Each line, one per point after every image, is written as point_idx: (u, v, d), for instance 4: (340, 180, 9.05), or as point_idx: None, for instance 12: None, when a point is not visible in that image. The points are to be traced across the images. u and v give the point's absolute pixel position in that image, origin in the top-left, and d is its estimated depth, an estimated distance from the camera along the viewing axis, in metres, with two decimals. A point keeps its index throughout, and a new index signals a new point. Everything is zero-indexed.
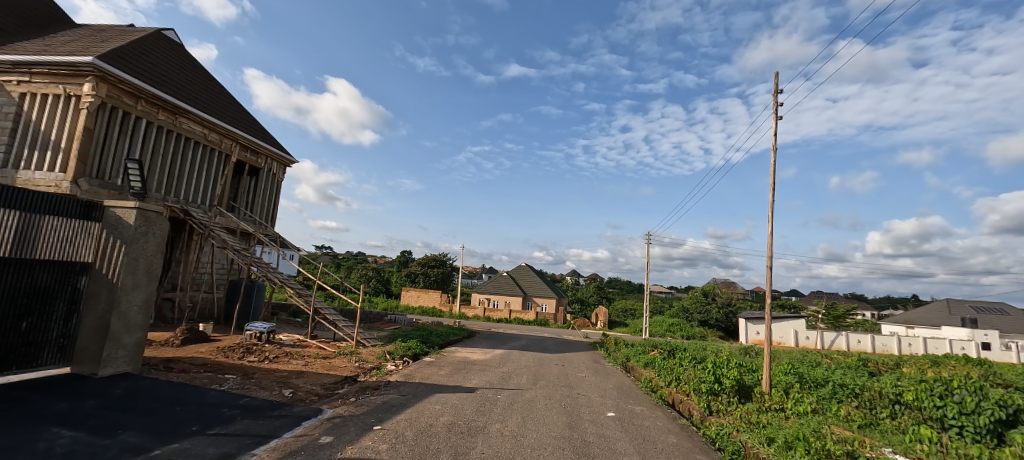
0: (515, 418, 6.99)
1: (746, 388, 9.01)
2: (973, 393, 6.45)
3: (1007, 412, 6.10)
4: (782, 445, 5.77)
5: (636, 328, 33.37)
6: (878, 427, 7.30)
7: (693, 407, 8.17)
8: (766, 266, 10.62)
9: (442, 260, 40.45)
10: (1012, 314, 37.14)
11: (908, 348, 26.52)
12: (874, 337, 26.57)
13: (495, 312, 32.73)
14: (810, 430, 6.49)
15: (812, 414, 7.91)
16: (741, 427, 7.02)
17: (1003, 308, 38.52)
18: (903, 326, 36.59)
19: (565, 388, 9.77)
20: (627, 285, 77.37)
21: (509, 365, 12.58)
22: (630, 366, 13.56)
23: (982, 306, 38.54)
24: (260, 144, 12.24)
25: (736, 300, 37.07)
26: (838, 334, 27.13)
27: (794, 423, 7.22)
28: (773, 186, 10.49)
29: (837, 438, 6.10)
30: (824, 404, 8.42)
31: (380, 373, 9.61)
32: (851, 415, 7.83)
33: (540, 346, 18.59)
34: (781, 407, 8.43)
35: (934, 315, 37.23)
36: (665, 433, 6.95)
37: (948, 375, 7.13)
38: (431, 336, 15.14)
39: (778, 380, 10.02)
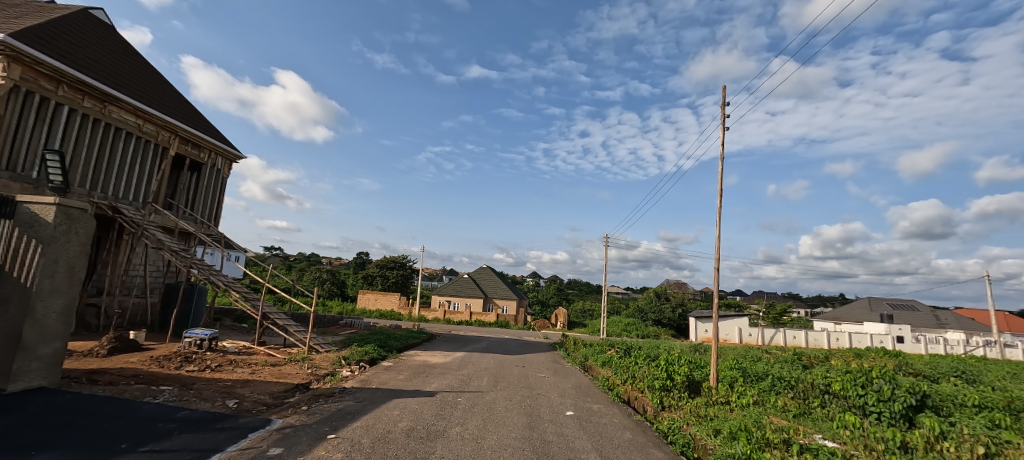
0: (475, 420, 6.83)
1: (695, 383, 9.27)
2: (891, 384, 6.85)
3: (914, 398, 6.59)
4: (727, 435, 6.00)
5: (594, 327, 33.90)
6: (810, 415, 7.70)
7: (647, 403, 8.34)
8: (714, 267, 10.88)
9: (401, 261, 39.63)
10: (921, 309, 40.76)
11: (835, 342, 28.43)
12: (807, 333, 28.28)
13: (456, 314, 32.27)
14: (750, 421, 6.79)
15: (754, 406, 8.25)
16: (691, 420, 7.19)
17: (914, 305, 42.18)
18: (833, 322, 39.24)
19: (524, 389, 9.69)
20: (586, 286, 78.64)
21: (470, 367, 12.39)
22: (588, 366, 13.69)
23: (898, 304, 42.05)
24: (202, 137, 11.43)
25: (688, 301, 38.40)
26: (777, 330, 28.80)
27: (738, 415, 7.47)
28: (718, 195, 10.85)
29: (776, 427, 6.39)
30: (764, 396, 8.78)
31: (335, 380, 9.22)
32: (787, 405, 8.21)
33: (500, 348, 18.50)
34: (726, 400, 8.70)
35: (859, 311, 40.13)
36: (621, 429, 7.01)
37: (870, 367, 7.53)
38: (390, 340, 14.74)
39: (723, 374, 10.39)
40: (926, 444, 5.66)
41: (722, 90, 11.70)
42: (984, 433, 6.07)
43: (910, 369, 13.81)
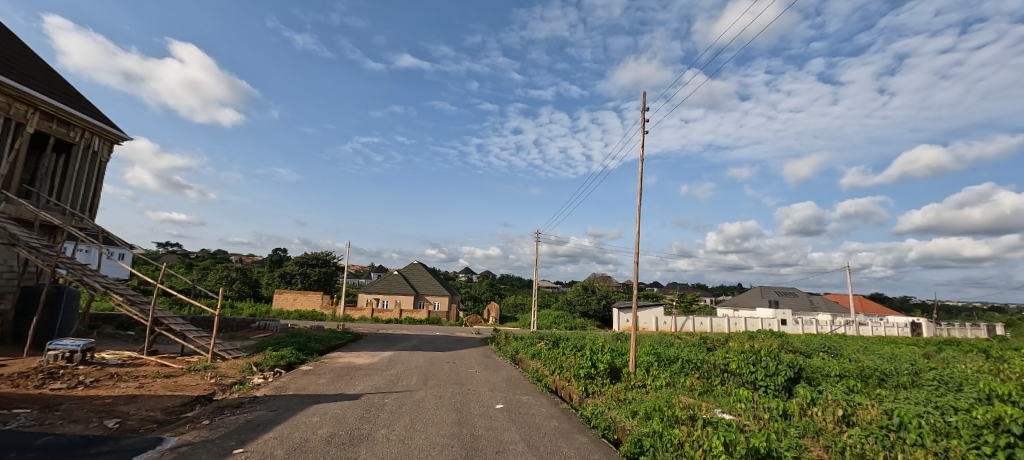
0: (402, 421, 6.43)
1: (617, 369, 9.55)
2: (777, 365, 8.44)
3: (792, 373, 8.19)
4: (642, 416, 6.29)
5: (525, 321, 34.35)
6: (711, 393, 8.38)
7: (572, 391, 8.41)
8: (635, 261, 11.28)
9: (325, 258, 37.37)
10: (798, 294, 46.15)
11: (733, 326, 31.27)
12: (711, 319, 30.78)
13: (385, 312, 31.03)
14: (663, 401, 7.15)
15: (666, 388, 8.68)
16: (612, 404, 7.33)
17: (794, 291, 47.61)
18: (731, 309, 43.11)
19: (456, 385, 9.38)
20: (518, 280, 79.69)
21: (399, 367, 11.85)
22: (518, 359, 13.69)
23: (782, 290, 47.12)
24: (71, 113, 9.78)
25: (612, 292, 40.19)
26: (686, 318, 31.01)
27: (653, 396, 7.80)
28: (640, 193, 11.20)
29: (683, 405, 6.80)
30: (675, 377, 9.34)
31: (244, 388, 8.29)
32: (693, 384, 8.80)
33: (431, 345, 18.01)
34: (643, 383, 9.04)
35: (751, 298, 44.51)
36: (548, 418, 6.98)
37: (761, 351, 9.16)
38: (310, 342, 13.71)
39: (639, 359, 10.88)
40: (801, 412, 7.18)
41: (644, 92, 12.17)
42: (839, 397, 7.67)
43: (790, 347, 15.88)
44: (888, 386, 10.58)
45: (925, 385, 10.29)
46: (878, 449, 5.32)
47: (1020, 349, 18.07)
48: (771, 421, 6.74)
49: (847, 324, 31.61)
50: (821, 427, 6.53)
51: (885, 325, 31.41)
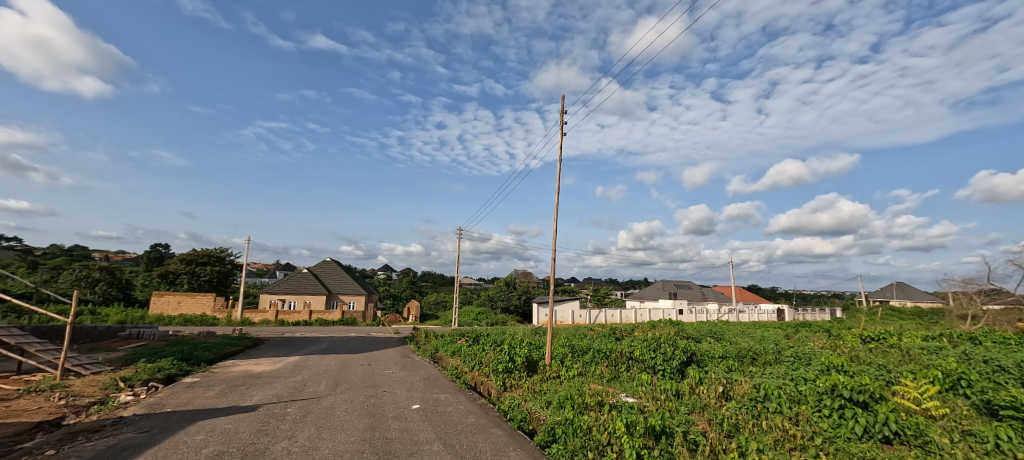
0: (307, 430, 5.71)
1: (533, 362, 9.47)
2: (672, 351, 9.25)
3: (684, 357, 9.04)
4: (556, 405, 6.20)
5: (446, 319, 33.70)
6: (618, 378, 8.74)
7: (491, 386, 8.12)
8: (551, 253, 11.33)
9: (218, 256, 33.77)
10: (693, 286, 50.55)
11: (640, 316, 33.36)
12: (620, 311, 32.61)
13: (292, 314, 28.59)
14: (575, 389, 7.18)
15: (578, 376, 8.81)
16: (528, 396, 7.18)
17: (688, 283, 52.05)
18: (637, 301, 46.01)
19: (369, 388, 8.67)
20: (439, 277, 78.35)
21: (305, 372, 10.78)
22: (437, 357, 13.16)
23: (681, 283, 51.21)
24: None
25: (532, 287, 40.87)
26: (600, 311, 32.45)
27: (566, 386, 7.81)
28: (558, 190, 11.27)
29: (592, 393, 6.89)
30: (586, 366, 9.54)
31: (107, 408, 6.91)
32: (602, 372, 9.10)
33: (344, 347, 16.80)
34: (558, 373, 9.07)
35: (654, 290, 47.88)
36: (464, 414, 6.64)
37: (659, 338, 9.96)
38: (197, 351, 12.01)
39: (554, 351, 10.93)
40: (690, 390, 7.88)
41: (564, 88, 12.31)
42: (720, 376, 8.70)
43: (685, 334, 17.41)
44: (756, 362, 12.13)
45: (782, 361, 11.99)
46: (751, 419, 6.62)
47: (850, 328, 21.14)
48: (666, 400, 7.30)
49: (728, 311, 35.05)
50: (706, 403, 7.28)
51: (757, 312, 35.19)
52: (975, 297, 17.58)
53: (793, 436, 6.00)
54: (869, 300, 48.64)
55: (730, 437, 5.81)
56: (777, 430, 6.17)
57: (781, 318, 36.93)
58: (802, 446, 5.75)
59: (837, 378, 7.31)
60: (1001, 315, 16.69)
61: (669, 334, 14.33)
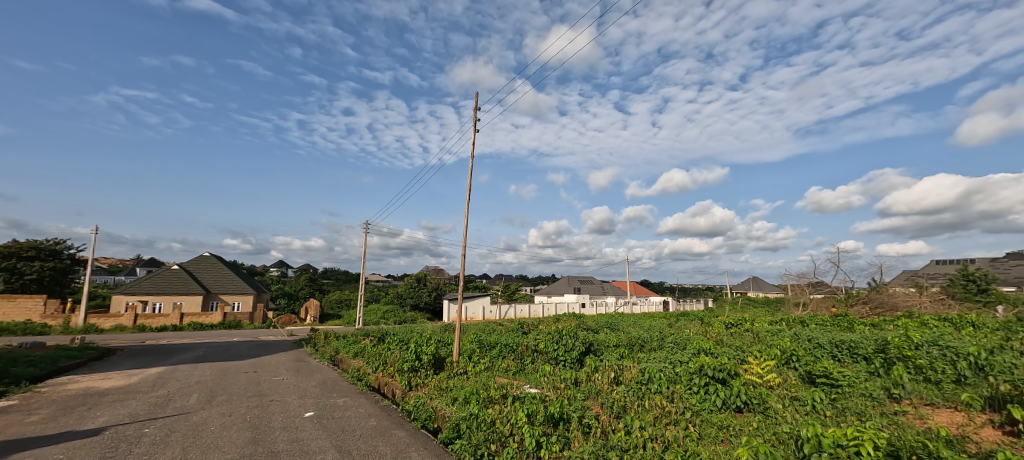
0: (172, 451, 5.42)
1: (441, 360, 9.79)
2: (573, 343, 10.18)
3: (582, 348, 9.97)
4: (462, 401, 6.65)
5: (349, 318, 32.43)
6: (522, 371, 9.49)
7: (396, 387, 8.29)
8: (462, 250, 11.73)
9: (59, 250, 28.81)
10: (596, 281, 54.03)
11: (546, 311, 35.13)
12: (529, 306, 34.02)
13: (155, 318, 25.73)
14: (481, 384, 7.68)
15: (485, 371, 9.38)
16: (435, 394, 7.51)
17: (591, 279, 55.55)
18: (545, 297, 48.05)
19: (253, 399, 8.30)
20: (345, 274, 74.62)
21: (170, 385, 9.88)
22: (337, 360, 12.86)
23: (585, 279, 54.40)
24: None
25: (443, 284, 40.80)
26: (509, 306, 33.55)
27: (473, 381, 8.29)
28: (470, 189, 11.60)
29: (498, 386, 7.42)
30: (493, 360, 10.13)
31: None
32: (508, 365, 9.75)
33: (226, 353, 15.55)
34: (465, 369, 9.53)
35: (560, 285, 50.30)
36: (364, 418, 6.79)
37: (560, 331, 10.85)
38: (16, 368, 10.34)
39: (463, 347, 11.36)
40: (586, 378, 8.74)
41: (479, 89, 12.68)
42: (613, 363, 9.72)
43: (585, 326, 18.85)
44: (643, 349, 13.65)
45: (664, 347, 13.65)
46: (636, 400, 7.57)
47: (717, 315, 24.55)
48: (564, 389, 8.05)
49: (624, 304, 38.24)
50: (599, 389, 8.15)
51: (647, 303, 38.89)
52: (805, 287, 21.52)
53: (668, 412, 7.03)
54: (733, 291, 56.17)
55: (619, 417, 6.72)
56: (655, 407, 7.19)
57: (667, 308, 41.11)
58: (674, 420, 6.77)
59: (704, 359, 8.63)
60: (821, 302, 20.50)
61: (572, 327, 15.50)
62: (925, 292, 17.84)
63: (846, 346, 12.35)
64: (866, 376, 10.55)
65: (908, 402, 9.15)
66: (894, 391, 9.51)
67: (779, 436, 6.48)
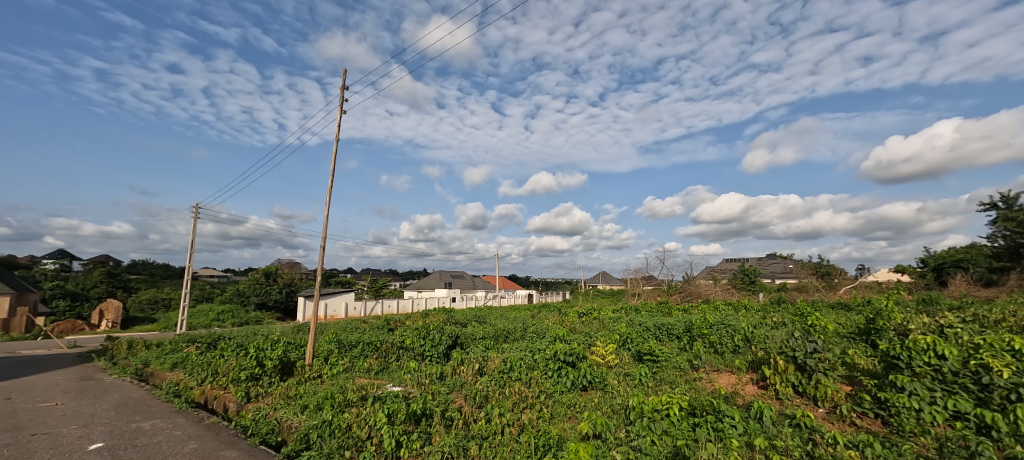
0: None
1: (288, 364, 9.54)
2: (440, 337, 10.89)
3: (449, 342, 10.71)
4: (314, 407, 6.85)
5: (167, 323, 28.15)
6: (385, 369, 9.89)
7: (230, 400, 7.87)
8: (320, 246, 11.05)
9: None
10: (466, 276, 55.42)
11: (416, 305, 35.14)
12: (398, 301, 33.72)
13: None
14: (337, 388, 7.85)
15: (342, 373, 9.53)
16: (278, 404, 7.43)
17: (462, 273, 56.81)
18: (415, 292, 47.64)
19: (2, 434, 6.80)
20: (172, 268, 63.77)
21: None
22: (147, 374, 11.41)
23: (455, 273, 55.25)
24: None
25: (298, 279, 37.73)
26: (375, 302, 32.86)
27: (326, 386, 8.41)
28: (332, 185, 11.27)
29: (356, 388, 7.70)
30: (353, 361, 10.31)
31: None
32: (370, 364, 10.03)
33: None
34: (319, 373, 9.50)
35: (430, 279, 50.28)
36: (182, 442, 6.53)
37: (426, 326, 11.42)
38: None
39: (318, 349, 11.13)
40: (452, 372, 9.46)
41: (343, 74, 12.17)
42: (478, 355, 10.63)
43: (453, 320, 19.63)
44: (507, 339, 14.92)
45: (525, 337, 15.13)
46: (498, 387, 8.53)
47: (573, 304, 27.69)
48: (429, 383, 8.64)
49: (492, 297, 40.19)
50: (465, 381, 8.93)
51: (514, 296, 41.39)
52: (639, 280, 25.35)
53: (526, 397, 8.12)
54: (585, 284, 62.60)
55: (480, 405, 7.63)
56: (515, 393, 8.23)
57: (531, 300, 44.20)
58: (532, 404, 7.86)
59: (558, 346, 9.98)
60: (650, 292, 24.46)
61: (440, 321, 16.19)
62: (718, 282, 22.64)
63: (666, 328, 15.17)
64: (678, 351, 13.20)
65: (704, 369, 11.80)
66: (695, 361, 12.14)
67: (611, 407, 7.98)
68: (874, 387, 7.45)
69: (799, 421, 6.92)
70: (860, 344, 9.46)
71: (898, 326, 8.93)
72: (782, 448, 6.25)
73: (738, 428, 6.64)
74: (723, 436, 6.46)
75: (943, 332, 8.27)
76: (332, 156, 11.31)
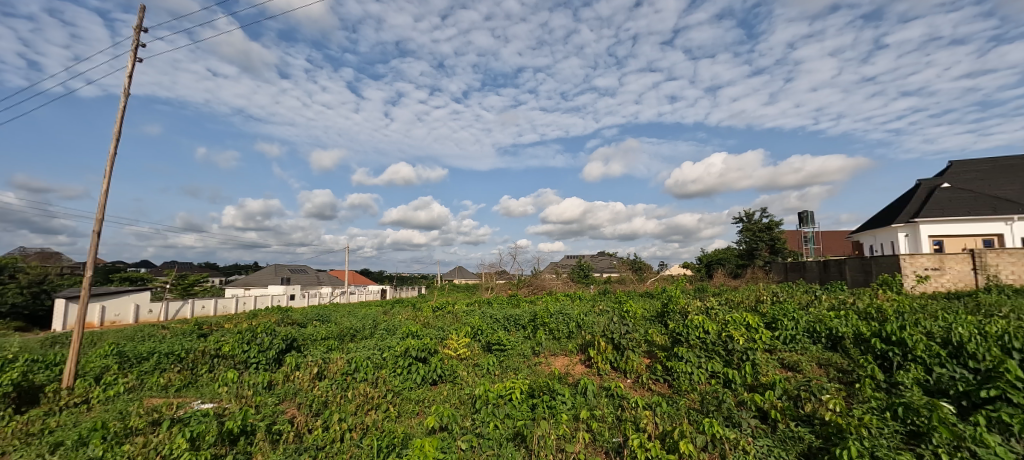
0: None
1: (29, 391, 7.55)
2: (270, 341, 10.02)
3: (282, 346, 10.02)
4: (74, 443, 5.40)
5: None
6: (192, 384, 8.74)
7: None
8: (93, 231, 8.90)
9: None
10: (309, 271, 50.61)
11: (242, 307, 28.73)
12: (216, 301, 26.60)
13: None
14: (117, 414, 6.45)
15: (124, 394, 8.00)
16: (10, 447, 5.70)
17: (304, 268, 51.76)
18: (242, 289, 41.29)
19: None
20: None
21: None
22: None
23: (294, 268, 49.87)
24: None
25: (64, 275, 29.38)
26: (185, 303, 24.55)
27: (101, 413, 6.93)
28: (111, 159, 9.02)
29: (145, 410, 6.38)
30: (143, 378, 8.77)
31: None
32: (169, 380, 8.68)
33: None
34: (87, 397, 7.72)
35: (263, 275, 44.34)
36: None
37: (249, 326, 10.40)
38: None
39: (88, 366, 9.07)
40: (284, 379, 8.93)
41: (138, 16, 9.79)
42: (317, 357, 10.18)
43: (288, 320, 18.05)
44: (353, 338, 14.47)
45: (375, 334, 14.90)
46: (340, 391, 8.33)
47: (428, 299, 28.06)
48: (256, 394, 8.02)
49: (340, 294, 37.67)
50: (298, 388, 8.49)
51: (364, 293, 39.32)
52: (493, 274, 26.65)
53: (371, 398, 8.05)
54: (441, 280, 63.06)
55: (316, 413, 7.40)
56: (359, 393, 8.15)
57: (384, 296, 42.64)
58: (377, 404, 7.89)
59: (409, 343, 10.18)
60: (502, 286, 26.06)
61: (273, 323, 14.78)
62: (561, 276, 25.33)
63: (512, 318, 16.49)
64: (523, 340, 14.50)
65: (543, 354, 13.19)
66: (537, 348, 13.49)
67: (459, 398, 8.48)
68: (664, 359, 9.32)
69: (613, 392, 8.33)
70: (657, 325, 11.87)
71: (679, 310, 11.55)
72: (599, 417, 7.44)
73: (567, 403, 7.75)
74: (555, 412, 7.47)
75: (706, 312, 10.93)
76: (116, 116, 9.04)
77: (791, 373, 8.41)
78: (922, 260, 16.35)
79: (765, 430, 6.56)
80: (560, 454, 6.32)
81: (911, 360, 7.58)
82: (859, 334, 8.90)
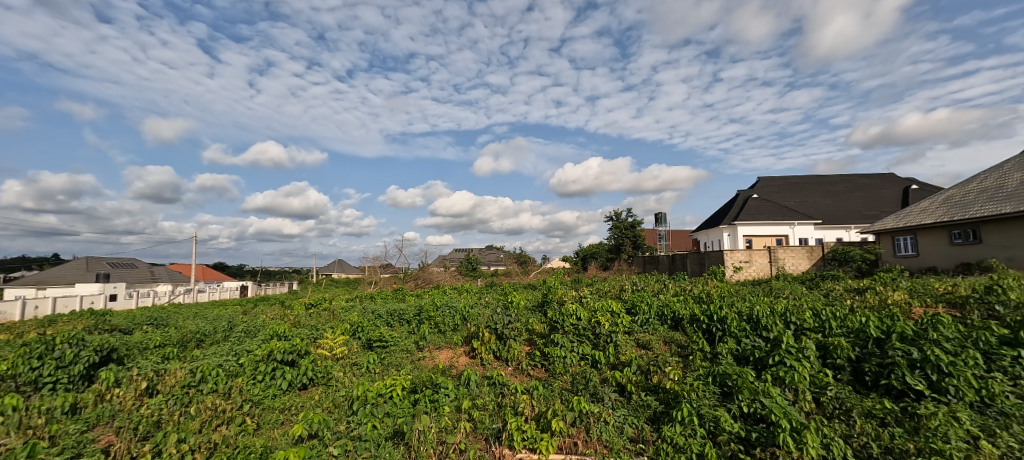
0: None
1: None
2: (79, 353, 8.14)
3: (96, 358, 8.23)
4: None
5: None
6: None
7: None
8: None
9: None
10: (138, 267, 42.30)
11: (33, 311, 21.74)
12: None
13: None
14: None
15: None
16: None
17: (132, 263, 43.08)
18: (34, 287, 31.92)
19: None
20: None
21: None
22: None
23: (116, 262, 41.15)
24: None
25: None
26: None
27: None
28: None
29: None
30: None
31: None
32: None
33: None
34: None
35: (69, 271, 35.64)
36: None
37: (40, 336, 8.23)
38: None
39: None
40: (99, 399, 7.32)
41: None
42: (145, 369, 8.53)
43: (105, 328, 14.81)
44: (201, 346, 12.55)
45: (230, 338, 13.20)
46: (179, 408, 7.05)
47: (299, 296, 25.57)
48: (53, 422, 6.44)
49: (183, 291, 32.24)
50: (117, 410, 7.07)
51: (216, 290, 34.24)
52: (377, 268, 25.36)
53: (221, 412, 7.02)
54: (317, 274, 57.68)
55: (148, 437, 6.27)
56: (203, 406, 7.00)
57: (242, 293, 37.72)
58: (229, 418, 6.93)
59: (274, 346, 9.11)
60: (387, 280, 24.89)
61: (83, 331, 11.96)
62: (448, 269, 25.01)
63: (397, 314, 15.87)
64: (408, 335, 14.03)
65: (428, 349, 12.92)
66: (421, 342, 13.13)
67: (333, 401, 7.86)
68: (542, 345, 9.87)
69: (494, 380, 8.44)
70: (538, 313, 12.59)
71: (557, 298, 12.63)
72: (480, 406, 7.52)
73: (450, 395, 7.61)
74: (437, 405, 7.31)
75: (580, 300, 12.30)
76: None
77: (645, 351, 9.50)
78: (739, 255, 21.16)
79: (622, 401, 7.45)
80: (440, 448, 6.23)
81: (726, 333, 9.18)
82: (692, 314, 10.29)
